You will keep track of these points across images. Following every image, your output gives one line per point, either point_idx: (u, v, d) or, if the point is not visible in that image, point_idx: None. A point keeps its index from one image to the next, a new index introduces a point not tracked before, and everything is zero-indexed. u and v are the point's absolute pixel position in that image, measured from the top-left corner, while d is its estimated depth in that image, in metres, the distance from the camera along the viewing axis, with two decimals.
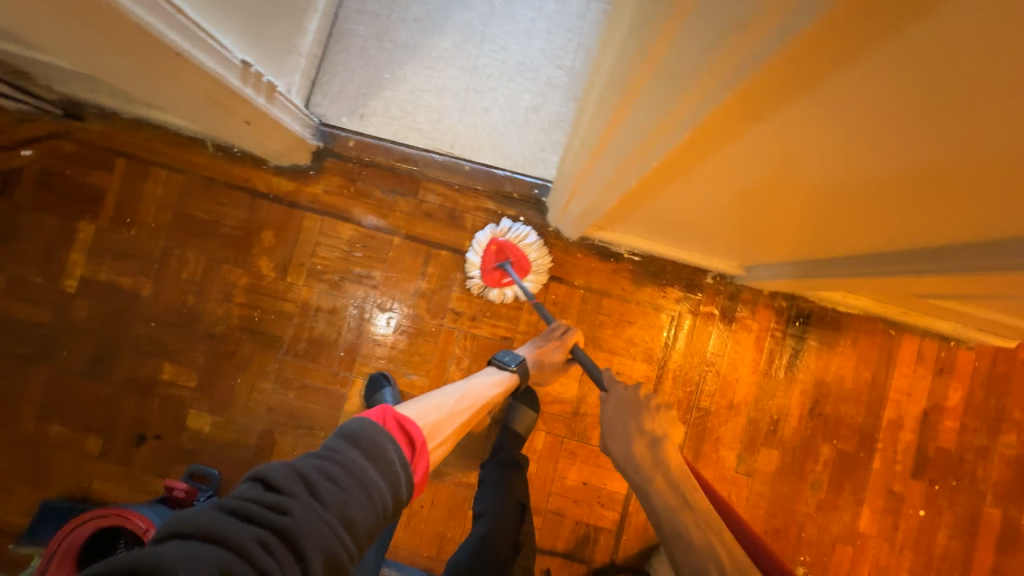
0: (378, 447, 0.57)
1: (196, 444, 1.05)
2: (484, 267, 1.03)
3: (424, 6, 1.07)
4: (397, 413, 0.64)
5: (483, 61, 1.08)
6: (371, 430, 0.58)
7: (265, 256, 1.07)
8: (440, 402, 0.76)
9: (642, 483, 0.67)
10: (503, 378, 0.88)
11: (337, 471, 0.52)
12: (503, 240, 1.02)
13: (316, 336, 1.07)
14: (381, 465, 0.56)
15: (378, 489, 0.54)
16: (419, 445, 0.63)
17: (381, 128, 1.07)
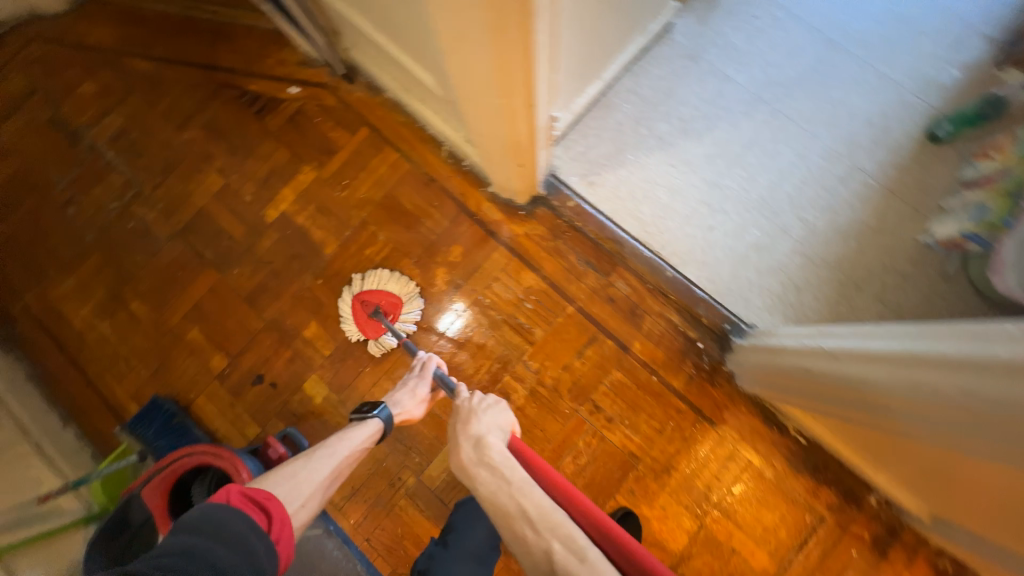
0: (229, 527, 0.56)
1: (302, 409, 1.05)
2: (359, 321, 1.05)
3: (693, 111, 1.09)
4: (249, 490, 0.62)
5: (726, 182, 1.07)
6: (211, 513, 0.56)
7: (444, 267, 1.08)
8: (296, 467, 0.73)
9: (477, 485, 0.60)
10: (368, 428, 0.82)
11: (177, 557, 0.51)
12: (360, 294, 1.06)
13: (454, 362, 1.05)
14: (237, 542, 0.55)
15: (234, 563, 0.53)
16: (279, 521, 0.62)
17: (603, 200, 1.07)
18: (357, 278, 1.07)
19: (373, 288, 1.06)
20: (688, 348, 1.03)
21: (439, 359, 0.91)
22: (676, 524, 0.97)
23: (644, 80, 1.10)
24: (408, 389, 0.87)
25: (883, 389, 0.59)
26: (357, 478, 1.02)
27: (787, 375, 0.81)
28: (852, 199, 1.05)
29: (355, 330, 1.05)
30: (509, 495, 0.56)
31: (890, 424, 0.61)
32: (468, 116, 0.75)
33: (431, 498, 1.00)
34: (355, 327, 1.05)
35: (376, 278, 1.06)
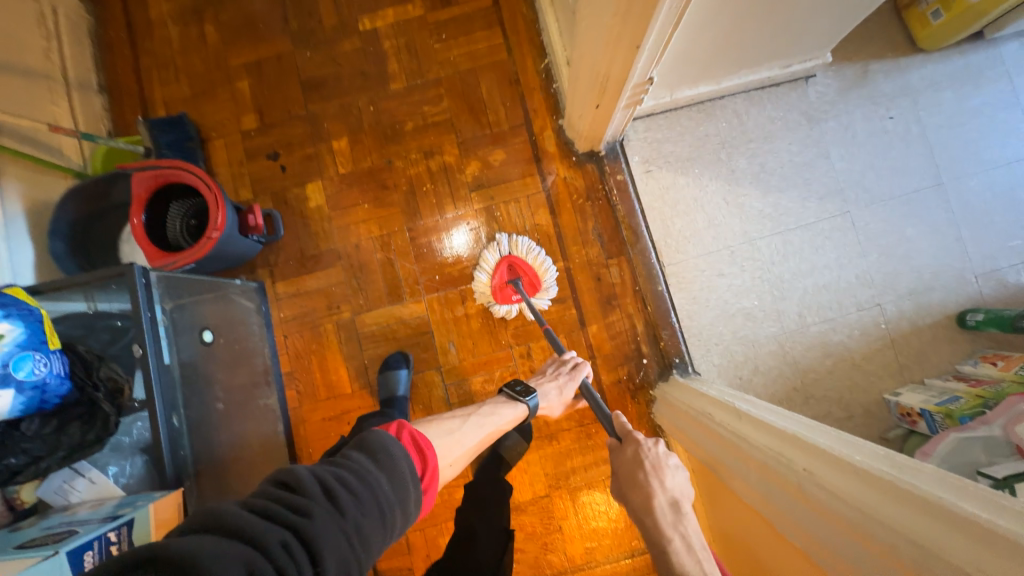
0: (399, 465, 0.53)
1: (295, 203, 1.11)
2: (495, 282, 1.05)
3: (778, 167, 1.07)
4: (418, 435, 0.61)
5: (760, 245, 1.07)
6: (389, 441, 0.55)
7: (479, 162, 1.10)
8: (452, 426, 0.74)
9: (665, 543, 0.62)
10: (516, 410, 0.84)
11: (354, 483, 0.48)
12: (511, 259, 1.05)
13: (440, 245, 1.09)
14: (399, 480, 0.52)
15: (390, 504, 0.50)
16: (431, 471, 0.59)
17: (648, 193, 1.08)
18: (504, 239, 1.06)
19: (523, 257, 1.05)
20: (633, 357, 1.07)
21: (589, 368, 0.94)
22: (529, 482, 1.08)
23: (754, 111, 1.07)
24: (557, 385, 0.91)
25: (771, 467, 0.59)
26: (308, 287, 1.10)
27: (710, 425, 0.82)
28: (854, 328, 1.05)
29: (486, 288, 1.06)
30: (692, 560, 0.60)
31: (754, 494, 0.64)
32: (582, 25, 0.73)
33: (354, 338, 1.09)
34: (489, 289, 1.05)
35: (528, 250, 1.05)
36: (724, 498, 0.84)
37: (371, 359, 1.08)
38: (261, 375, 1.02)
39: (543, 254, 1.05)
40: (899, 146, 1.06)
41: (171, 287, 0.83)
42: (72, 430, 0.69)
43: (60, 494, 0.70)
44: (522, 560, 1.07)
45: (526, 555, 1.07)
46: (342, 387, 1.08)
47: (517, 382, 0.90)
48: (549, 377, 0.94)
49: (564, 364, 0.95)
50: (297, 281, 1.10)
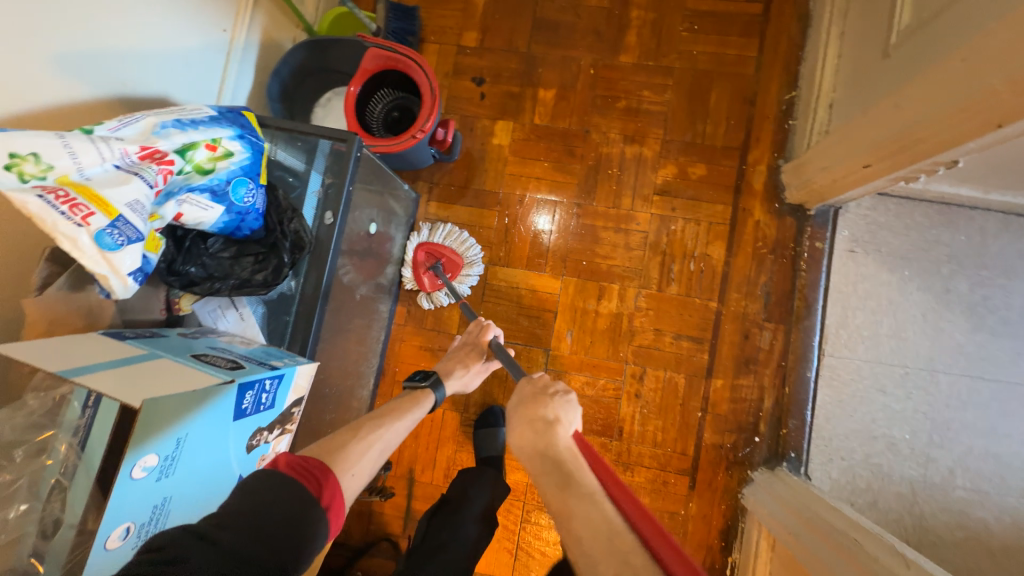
0: (288, 492, 0.52)
1: (479, 134, 1.08)
2: (416, 271, 1.05)
3: (1007, 308, 0.92)
4: (295, 460, 0.56)
5: (941, 380, 0.94)
6: (261, 474, 0.53)
7: (674, 168, 1.02)
8: (340, 435, 0.66)
9: (544, 468, 0.58)
10: (416, 395, 0.81)
11: (224, 521, 0.47)
12: (426, 243, 1.04)
13: (598, 233, 1.03)
14: (275, 497, 0.51)
15: (276, 525, 0.49)
16: (328, 489, 0.56)
17: (842, 273, 0.96)
18: (426, 228, 1.05)
19: (440, 244, 1.04)
20: (746, 430, 0.99)
21: (497, 327, 0.91)
22: None
23: (1006, 238, 0.92)
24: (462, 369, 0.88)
25: None
26: (456, 218, 1.08)
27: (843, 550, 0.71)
28: (1008, 514, 0.90)
29: (411, 280, 1.05)
30: (582, 497, 0.53)
31: None
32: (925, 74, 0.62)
33: (482, 285, 1.06)
34: (411, 273, 1.05)
35: (443, 232, 1.04)
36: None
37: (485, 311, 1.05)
38: (386, 282, 1.03)
39: (453, 228, 1.04)
40: None
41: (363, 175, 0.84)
42: (245, 265, 0.70)
43: (212, 317, 0.72)
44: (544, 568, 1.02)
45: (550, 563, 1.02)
46: (446, 326, 1.06)
47: (417, 372, 0.87)
48: (460, 357, 0.90)
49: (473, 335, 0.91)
50: (449, 207, 1.08)
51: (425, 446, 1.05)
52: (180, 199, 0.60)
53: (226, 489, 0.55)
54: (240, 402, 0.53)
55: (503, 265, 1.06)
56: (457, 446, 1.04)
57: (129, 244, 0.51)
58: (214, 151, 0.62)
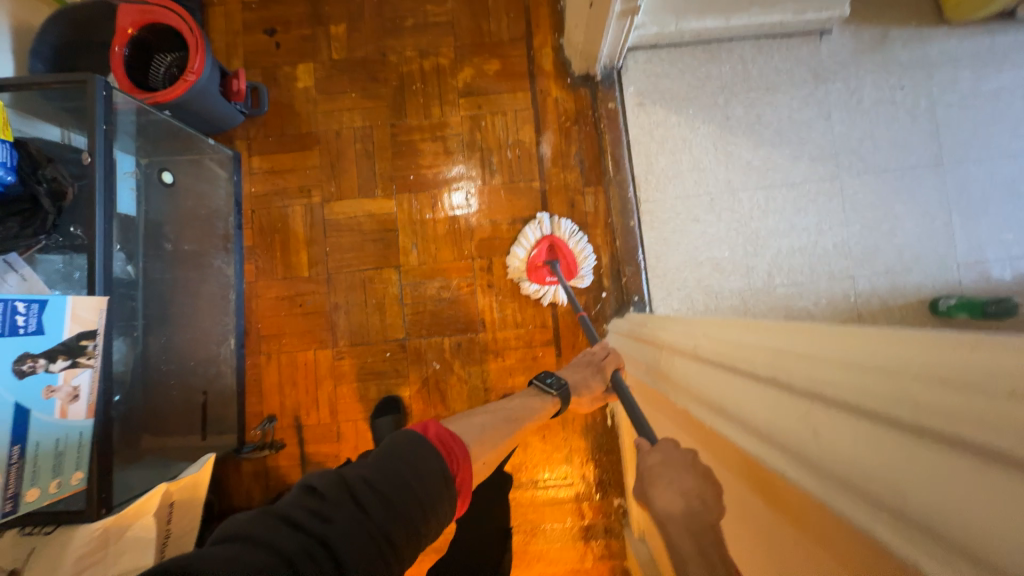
0: (421, 469, 0.44)
1: (283, 82, 1.10)
2: (531, 265, 1.03)
3: (779, 120, 1.03)
4: (443, 430, 0.51)
5: (741, 197, 1.03)
6: (415, 440, 0.47)
7: (472, 69, 1.08)
8: (482, 424, 0.64)
9: None
10: (548, 398, 0.78)
11: (379, 480, 0.41)
12: (550, 237, 1.03)
13: (419, 145, 1.08)
14: (430, 483, 0.44)
15: (426, 503, 0.42)
16: (464, 473, 0.50)
17: (637, 125, 1.04)
18: (539, 221, 1.04)
19: (564, 242, 1.03)
20: (593, 289, 1.06)
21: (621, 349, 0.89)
22: (470, 394, 1.05)
23: (762, 59, 1.03)
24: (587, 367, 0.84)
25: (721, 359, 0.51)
26: (282, 167, 1.09)
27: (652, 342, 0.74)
28: (822, 297, 1.00)
29: (523, 275, 1.04)
30: None
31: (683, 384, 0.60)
32: None
33: (322, 223, 1.08)
34: (524, 270, 1.03)
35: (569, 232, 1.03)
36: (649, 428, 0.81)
37: (332, 247, 1.08)
38: (219, 239, 1.04)
39: (577, 230, 1.03)
40: (904, 119, 1.01)
41: (139, 130, 0.84)
42: (10, 225, 0.68)
43: None
44: None
45: None
46: (297, 272, 1.08)
47: (549, 373, 0.83)
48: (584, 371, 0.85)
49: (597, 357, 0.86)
50: (273, 158, 1.09)
51: (305, 390, 1.06)
52: None
53: None
54: None
55: (337, 199, 1.08)
56: (336, 381, 1.06)
57: None
58: None
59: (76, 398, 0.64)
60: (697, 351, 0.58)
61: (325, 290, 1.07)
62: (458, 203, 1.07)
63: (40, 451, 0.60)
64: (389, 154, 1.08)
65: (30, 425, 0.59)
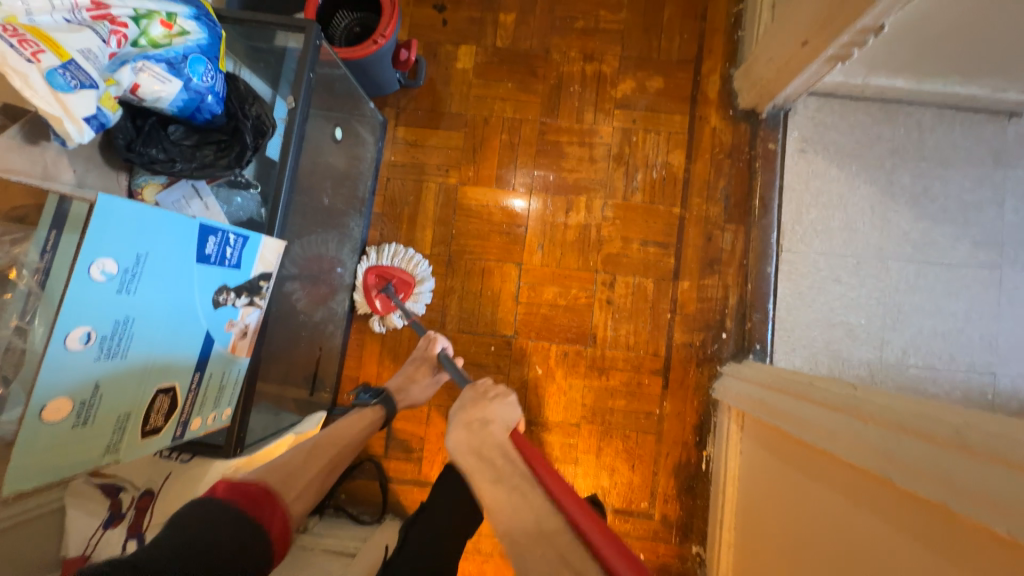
0: (219, 519, 0.53)
1: (443, 59, 1.10)
2: (366, 294, 1.05)
3: (946, 196, 0.98)
4: (237, 484, 0.58)
5: (890, 266, 0.98)
6: (208, 507, 0.54)
7: (633, 83, 1.06)
8: (293, 457, 0.67)
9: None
10: (364, 411, 0.84)
11: (181, 542, 0.49)
12: (375, 267, 1.05)
13: (564, 147, 1.06)
14: (233, 535, 0.52)
15: (235, 550, 0.52)
16: (267, 514, 0.57)
17: (795, 171, 1.01)
18: (374, 251, 1.06)
19: (388, 267, 1.04)
20: (713, 328, 1.02)
21: (445, 338, 0.94)
22: (565, 406, 1.03)
23: (941, 131, 0.99)
24: (418, 362, 0.92)
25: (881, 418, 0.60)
26: (425, 142, 1.09)
27: (806, 394, 0.75)
28: (957, 387, 0.94)
29: (365, 305, 1.05)
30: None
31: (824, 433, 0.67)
32: None
33: (453, 204, 1.08)
34: (363, 300, 1.05)
35: (394, 254, 1.04)
36: (776, 482, 0.80)
37: (457, 230, 1.07)
38: (357, 201, 1.03)
39: (400, 250, 1.04)
40: None
41: (326, 89, 0.85)
42: (207, 152, 0.70)
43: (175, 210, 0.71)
44: None
45: None
46: (419, 248, 1.08)
47: (368, 390, 0.91)
48: (410, 370, 0.93)
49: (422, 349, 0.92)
50: (418, 131, 1.09)
51: (402, 365, 1.06)
52: (136, 67, 0.59)
53: (195, 338, 0.56)
54: (203, 244, 0.54)
55: (473, 184, 1.08)
56: None
57: (82, 88, 0.53)
58: (170, 29, 0.62)
59: (245, 335, 0.64)
60: (882, 413, 0.60)
61: (443, 272, 1.07)
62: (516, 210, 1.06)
63: (210, 381, 0.60)
64: (532, 150, 1.07)
65: (211, 354, 0.59)
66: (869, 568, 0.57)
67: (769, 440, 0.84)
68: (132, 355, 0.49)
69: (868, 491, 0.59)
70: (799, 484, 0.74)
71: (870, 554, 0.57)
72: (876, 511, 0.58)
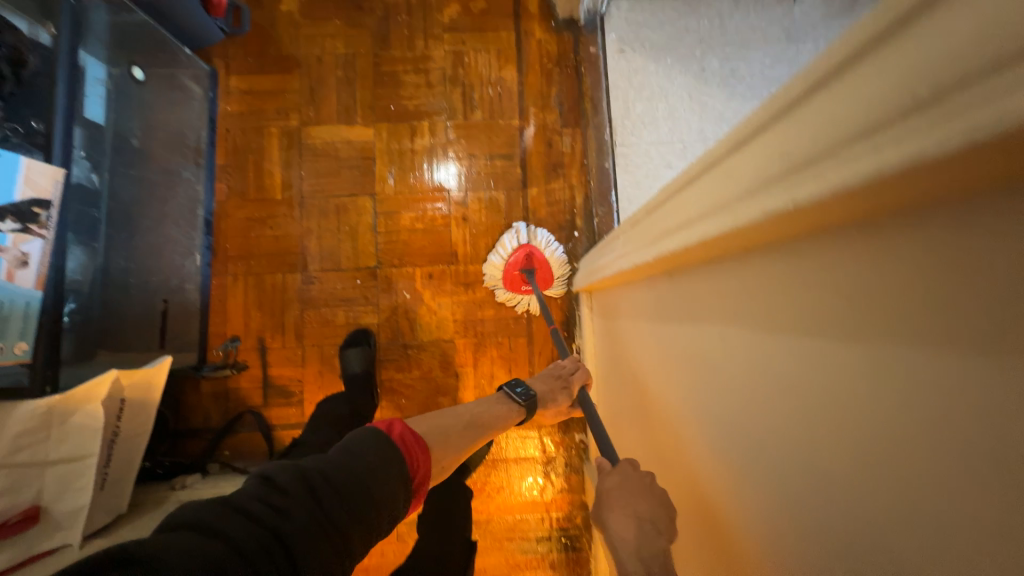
0: (382, 459, 0.49)
1: (266, 4, 1.09)
2: (510, 265, 1.03)
3: (751, 75, 1.06)
4: (408, 432, 0.55)
5: (711, 146, 1.06)
6: (371, 440, 0.51)
7: (459, 6, 1.09)
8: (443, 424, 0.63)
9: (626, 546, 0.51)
10: (512, 406, 0.75)
11: (330, 477, 0.45)
12: (526, 247, 1.03)
13: (400, 76, 1.08)
14: (388, 484, 0.48)
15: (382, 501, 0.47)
16: (420, 474, 0.53)
17: (617, 70, 1.07)
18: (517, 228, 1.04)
19: (531, 250, 1.03)
20: (565, 228, 1.07)
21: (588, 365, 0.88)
22: (439, 324, 1.06)
23: (737, 17, 1.07)
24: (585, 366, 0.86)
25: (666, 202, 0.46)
26: (262, 88, 1.08)
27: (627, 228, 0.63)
28: None
29: (497, 278, 1.04)
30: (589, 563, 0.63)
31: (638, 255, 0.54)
32: None
33: (299, 146, 1.07)
34: (500, 271, 1.03)
35: (522, 236, 1.04)
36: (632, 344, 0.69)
37: (307, 173, 1.07)
38: (191, 150, 1.01)
39: (552, 239, 1.04)
40: None
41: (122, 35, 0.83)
42: None
43: None
44: (410, 400, 1.05)
45: (416, 393, 1.05)
46: (271, 195, 1.06)
47: (515, 382, 0.80)
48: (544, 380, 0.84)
49: (566, 370, 0.86)
50: (252, 78, 1.08)
51: (270, 313, 1.05)
52: None
53: None
54: None
55: (316, 124, 1.07)
56: (303, 306, 1.05)
57: None
58: None
59: (27, 263, 0.64)
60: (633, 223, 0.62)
61: (299, 214, 1.06)
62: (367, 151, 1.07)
63: None
64: (371, 83, 1.08)
65: None
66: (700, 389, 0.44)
67: (606, 305, 0.86)
68: None
69: (642, 299, 0.62)
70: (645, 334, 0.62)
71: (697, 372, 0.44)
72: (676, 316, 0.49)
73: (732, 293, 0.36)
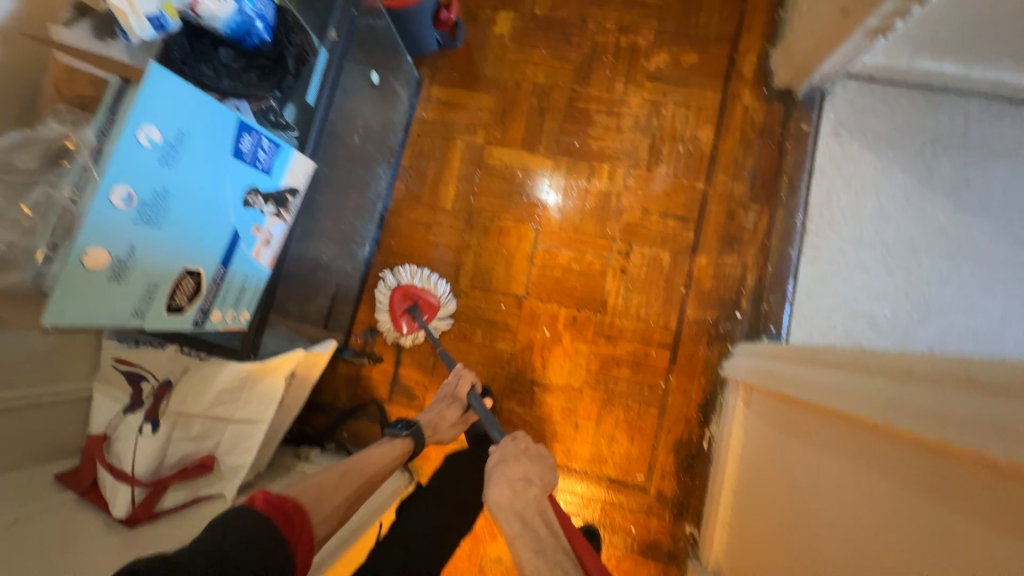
0: (252, 532, 0.54)
1: (482, 24, 1.13)
2: (392, 313, 1.05)
3: (991, 191, 0.92)
4: (273, 495, 0.60)
5: (922, 259, 0.93)
6: (239, 515, 0.55)
7: (669, 57, 1.06)
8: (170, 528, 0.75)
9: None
10: (397, 445, 0.83)
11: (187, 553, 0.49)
12: (395, 287, 1.05)
13: (592, 116, 1.07)
14: (264, 556, 0.53)
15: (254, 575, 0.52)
16: (299, 526, 0.58)
17: (829, 155, 0.98)
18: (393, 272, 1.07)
19: (409, 285, 1.05)
20: (727, 306, 1.01)
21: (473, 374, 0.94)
22: (570, 369, 1.03)
23: (989, 123, 0.94)
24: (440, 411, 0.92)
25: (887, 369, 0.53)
26: (457, 102, 1.12)
27: (824, 360, 0.68)
28: None
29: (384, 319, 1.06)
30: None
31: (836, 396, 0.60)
32: None
33: (477, 163, 1.10)
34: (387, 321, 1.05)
35: (415, 274, 1.05)
36: (786, 458, 0.74)
37: (479, 191, 1.09)
38: (387, 150, 1.07)
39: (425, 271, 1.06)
40: None
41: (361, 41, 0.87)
42: (252, 76, 0.73)
43: None
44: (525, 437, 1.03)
45: (533, 431, 1.03)
46: (441, 204, 1.10)
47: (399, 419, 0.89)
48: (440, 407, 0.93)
49: (452, 383, 0.93)
50: (451, 91, 1.13)
51: None
52: None
53: (224, 231, 0.60)
54: (239, 141, 0.57)
55: (499, 146, 1.10)
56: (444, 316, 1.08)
57: None
58: None
59: (269, 244, 0.66)
60: (859, 362, 0.60)
61: (462, 229, 1.09)
62: (539, 182, 1.08)
63: (230, 283, 0.63)
64: (562, 116, 1.08)
65: (236, 254, 0.62)
66: (871, 538, 0.51)
67: (775, 413, 0.80)
68: (164, 229, 0.52)
69: (854, 445, 0.58)
70: (809, 459, 0.68)
71: (877, 529, 0.51)
72: (865, 466, 0.55)
73: (939, 480, 0.44)
